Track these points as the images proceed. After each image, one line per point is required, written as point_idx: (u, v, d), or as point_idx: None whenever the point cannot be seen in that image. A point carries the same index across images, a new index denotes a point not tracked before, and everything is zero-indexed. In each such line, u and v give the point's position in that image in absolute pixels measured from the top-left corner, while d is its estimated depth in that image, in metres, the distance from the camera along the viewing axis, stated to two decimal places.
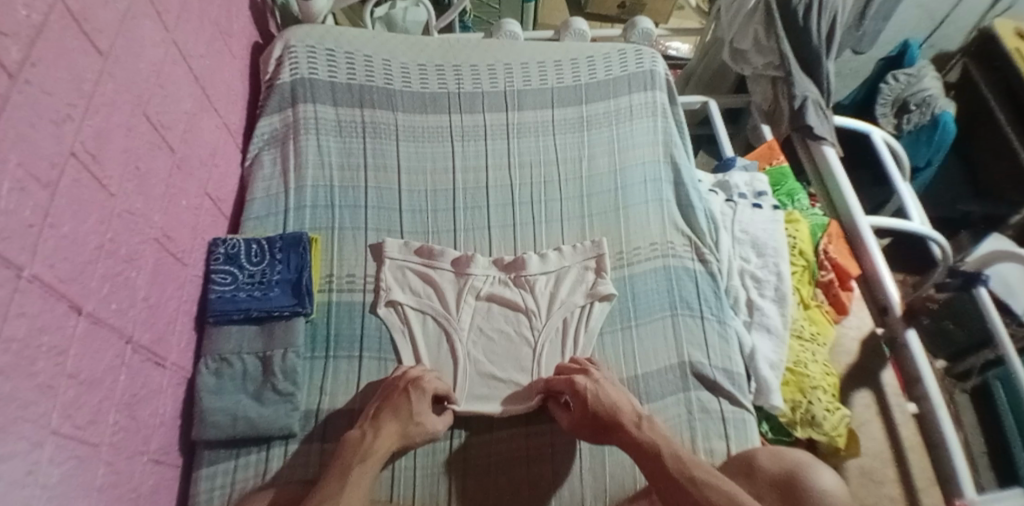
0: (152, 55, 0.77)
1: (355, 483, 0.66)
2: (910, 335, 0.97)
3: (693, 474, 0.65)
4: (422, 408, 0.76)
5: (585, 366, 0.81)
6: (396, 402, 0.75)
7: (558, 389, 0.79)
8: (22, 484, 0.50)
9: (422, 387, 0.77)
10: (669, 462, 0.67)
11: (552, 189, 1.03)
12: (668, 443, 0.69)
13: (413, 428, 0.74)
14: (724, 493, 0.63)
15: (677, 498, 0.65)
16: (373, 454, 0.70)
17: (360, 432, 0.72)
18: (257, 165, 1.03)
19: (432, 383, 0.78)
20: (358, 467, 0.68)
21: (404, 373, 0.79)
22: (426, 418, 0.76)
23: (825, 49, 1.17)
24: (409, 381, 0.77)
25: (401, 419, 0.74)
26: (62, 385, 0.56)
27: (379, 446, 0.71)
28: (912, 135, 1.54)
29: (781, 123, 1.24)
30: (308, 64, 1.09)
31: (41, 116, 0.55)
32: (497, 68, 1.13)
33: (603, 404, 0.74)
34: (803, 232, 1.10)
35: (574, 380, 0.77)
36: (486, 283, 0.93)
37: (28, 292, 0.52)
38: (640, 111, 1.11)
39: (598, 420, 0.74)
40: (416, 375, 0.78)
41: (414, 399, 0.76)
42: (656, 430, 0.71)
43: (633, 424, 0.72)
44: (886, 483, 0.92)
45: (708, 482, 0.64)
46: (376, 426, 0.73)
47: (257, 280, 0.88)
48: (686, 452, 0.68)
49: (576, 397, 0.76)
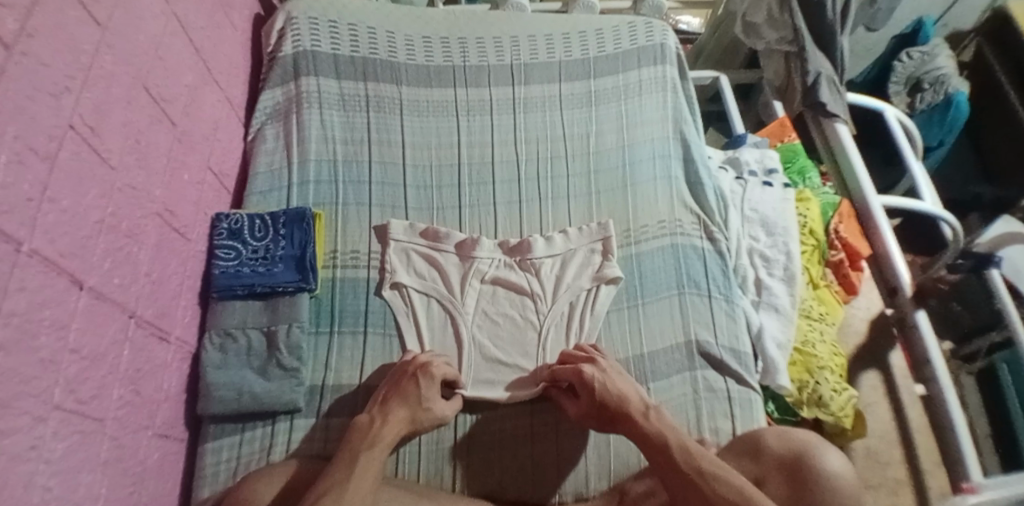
0: (151, 26, 0.75)
1: (370, 458, 0.65)
2: (918, 315, 0.96)
3: (702, 467, 0.63)
4: (430, 392, 0.75)
5: (591, 355, 0.79)
6: (405, 387, 0.74)
7: (563, 378, 0.78)
8: (24, 459, 0.50)
9: (432, 374, 0.75)
10: (677, 455, 0.65)
11: (560, 165, 1.02)
12: (677, 434, 0.67)
13: (425, 415, 0.73)
14: (733, 487, 0.60)
15: (686, 493, 0.62)
16: (383, 439, 0.68)
17: (371, 420, 0.71)
18: (260, 140, 1.02)
19: (441, 368, 0.77)
20: (372, 449, 0.66)
21: (415, 358, 0.78)
22: (435, 404, 0.75)
23: (839, 24, 1.14)
24: (420, 369, 0.76)
25: (411, 407, 0.73)
26: (64, 360, 0.55)
27: (391, 429, 0.69)
28: (925, 115, 1.51)
29: (794, 101, 1.22)
30: (311, 36, 1.07)
31: (38, 89, 0.54)
32: (504, 40, 1.10)
33: (611, 395, 0.73)
34: (814, 211, 1.08)
35: (581, 370, 0.75)
36: (491, 266, 0.91)
37: (29, 267, 0.51)
38: (649, 85, 1.09)
39: (607, 411, 0.72)
40: (426, 362, 0.77)
41: (423, 385, 0.74)
42: (665, 421, 0.69)
43: (641, 414, 0.70)
44: (892, 465, 0.94)
45: (717, 475, 0.62)
46: (383, 412, 0.71)
47: (261, 255, 0.87)
48: (694, 444, 0.66)
49: (582, 387, 0.75)
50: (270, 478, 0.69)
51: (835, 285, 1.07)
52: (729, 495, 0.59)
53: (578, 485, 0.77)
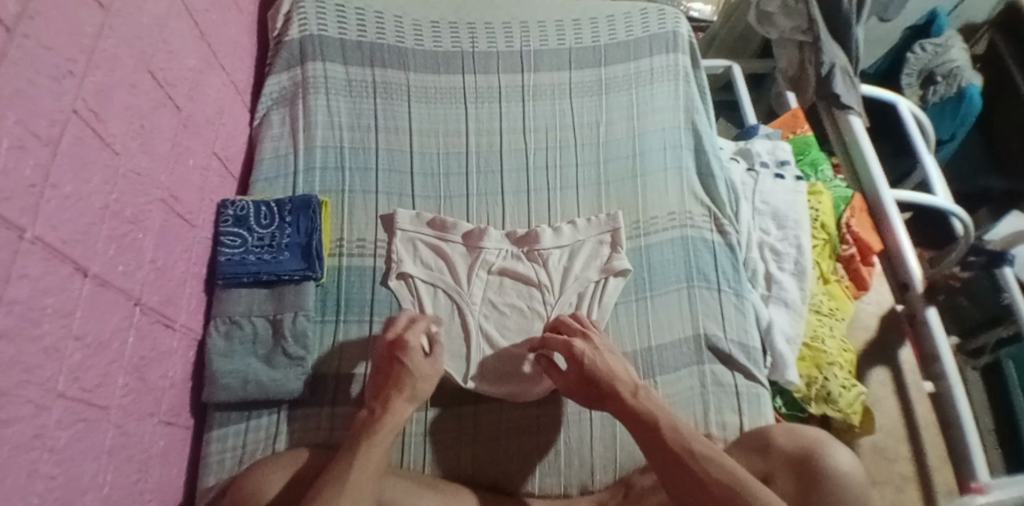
0: (155, 9, 0.74)
1: (375, 446, 0.65)
2: (929, 313, 0.95)
3: (692, 447, 0.62)
4: (415, 356, 0.73)
5: (585, 329, 0.77)
6: (393, 371, 0.72)
7: (553, 349, 0.76)
8: (28, 448, 0.49)
9: (410, 346, 0.73)
10: (666, 435, 0.64)
11: (569, 154, 1.00)
12: (667, 415, 0.66)
13: (424, 384, 0.73)
14: (726, 470, 0.60)
15: (677, 474, 0.61)
16: (386, 429, 0.67)
17: (371, 413, 0.70)
18: (266, 125, 1.01)
19: (415, 336, 0.75)
20: (374, 439, 0.66)
21: (388, 335, 0.75)
22: (428, 368, 0.74)
23: (855, 14, 1.11)
24: (404, 350, 0.73)
25: (408, 388, 0.71)
26: (68, 348, 0.55)
27: (394, 419, 0.68)
28: (937, 107, 1.47)
29: (807, 91, 1.19)
30: (317, 19, 1.05)
31: (40, 72, 0.53)
32: (513, 26, 1.09)
33: (599, 371, 0.72)
34: (825, 204, 1.07)
35: (571, 343, 0.74)
36: (498, 256, 0.90)
37: (31, 254, 0.50)
38: (661, 74, 1.07)
39: (595, 387, 0.71)
40: (401, 337, 0.74)
41: (407, 361, 0.72)
42: (653, 401, 0.68)
43: (629, 393, 0.69)
44: (899, 461, 0.95)
45: (710, 457, 0.61)
46: (382, 403, 0.70)
47: (266, 242, 0.86)
48: (683, 425, 0.65)
49: (571, 361, 0.74)
50: (277, 467, 0.69)
51: (846, 280, 1.05)
52: (722, 479, 0.59)
53: (583, 474, 0.77)
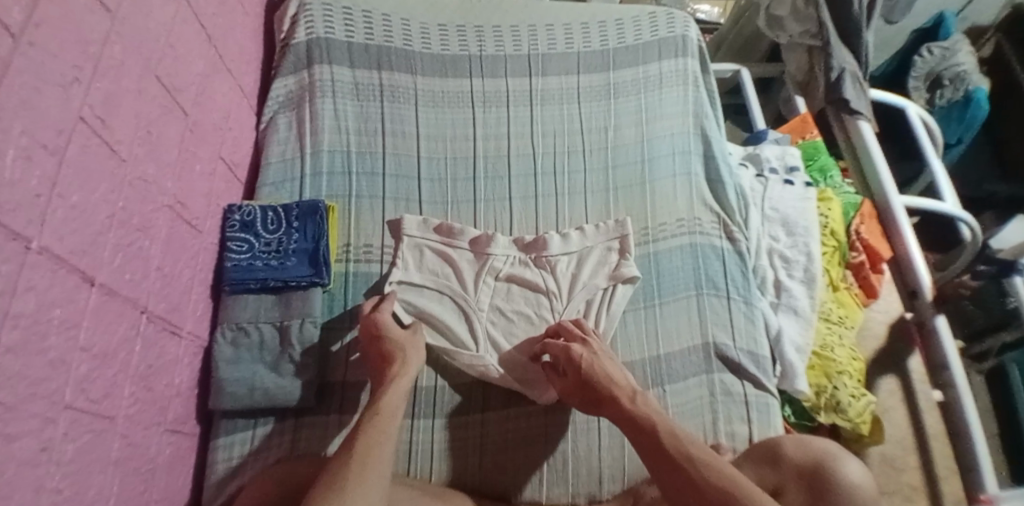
0: (162, 14, 0.73)
1: (384, 411, 0.67)
2: (939, 321, 0.93)
3: (690, 452, 0.60)
4: (389, 325, 0.78)
5: (585, 334, 0.77)
6: (384, 346, 0.76)
7: (552, 354, 0.76)
8: (35, 462, 0.49)
9: (383, 320, 0.78)
10: (663, 438, 0.62)
11: (576, 159, 0.99)
12: (666, 420, 0.65)
13: (413, 349, 0.77)
14: (724, 474, 0.58)
15: (672, 478, 0.60)
16: (389, 395, 0.69)
17: (377, 389, 0.72)
18: (272, 129, 1.00)
19: (388, 316, 0.79)
20: (381, 403, 0.68)
21: (361, 321, 0.80)
22: (402, 337, 0.77)
23: (865, 18, 1.10)
24: (377, 327, 0.78)
25: (398, 355, 0.75)
26: (75, 360, 0.54)
27: (399, 385, 0.71)
28: (943, 112, 1.47)
29: (816, 96, 1.17)
30: (324, 22, 1.04)
31: (45, 80, 0.52)
32: (521, 29, 1.08)
33: (598, 375, 0.71)
34: (836, 211, 1.05)
35: (569, 347, 0.74)
36: (506, 263, 0.89)
37: (38, 266, 0.50)
38: (670, 79, 1.06)
39: (593, 392, 0.71)
40: (372, 318, 0.79)
41: (387, 327, 0.77)
42: (652, 406, 0.67)
43: (627, 398, 0.68)
44: (907, 471, 0.94)
45: (706, 462, 0.59)
46: (383, 378, 0.73)
47: (273, 248, 0.86)
48: (682, 430, 0.64)
49: (569, 364, 0.74)
50: (284, 479, 0.68)
51: (855, 287, 1.04)
52: (718, 483, 0.57)
53: (591, 482, 0.77)
